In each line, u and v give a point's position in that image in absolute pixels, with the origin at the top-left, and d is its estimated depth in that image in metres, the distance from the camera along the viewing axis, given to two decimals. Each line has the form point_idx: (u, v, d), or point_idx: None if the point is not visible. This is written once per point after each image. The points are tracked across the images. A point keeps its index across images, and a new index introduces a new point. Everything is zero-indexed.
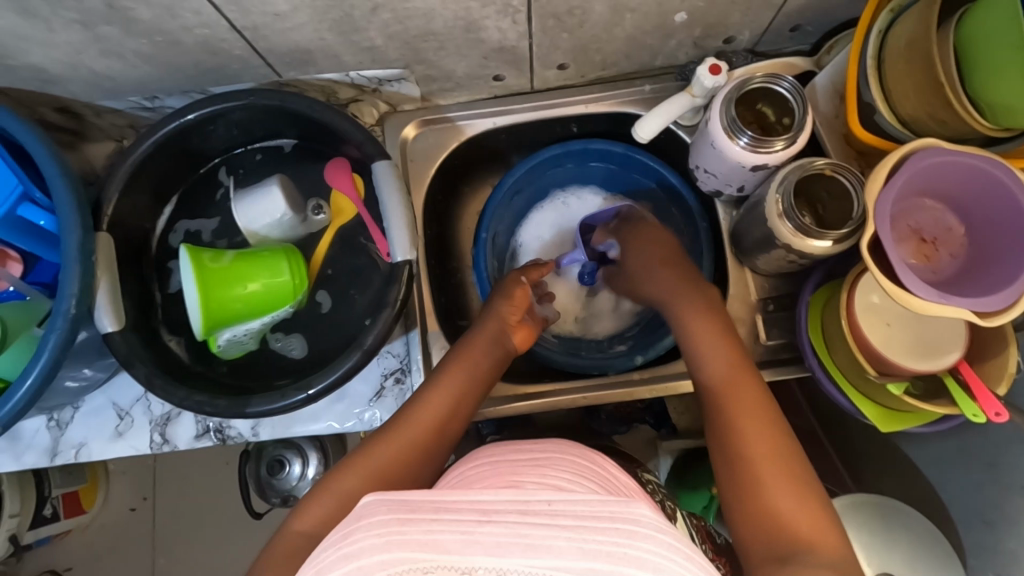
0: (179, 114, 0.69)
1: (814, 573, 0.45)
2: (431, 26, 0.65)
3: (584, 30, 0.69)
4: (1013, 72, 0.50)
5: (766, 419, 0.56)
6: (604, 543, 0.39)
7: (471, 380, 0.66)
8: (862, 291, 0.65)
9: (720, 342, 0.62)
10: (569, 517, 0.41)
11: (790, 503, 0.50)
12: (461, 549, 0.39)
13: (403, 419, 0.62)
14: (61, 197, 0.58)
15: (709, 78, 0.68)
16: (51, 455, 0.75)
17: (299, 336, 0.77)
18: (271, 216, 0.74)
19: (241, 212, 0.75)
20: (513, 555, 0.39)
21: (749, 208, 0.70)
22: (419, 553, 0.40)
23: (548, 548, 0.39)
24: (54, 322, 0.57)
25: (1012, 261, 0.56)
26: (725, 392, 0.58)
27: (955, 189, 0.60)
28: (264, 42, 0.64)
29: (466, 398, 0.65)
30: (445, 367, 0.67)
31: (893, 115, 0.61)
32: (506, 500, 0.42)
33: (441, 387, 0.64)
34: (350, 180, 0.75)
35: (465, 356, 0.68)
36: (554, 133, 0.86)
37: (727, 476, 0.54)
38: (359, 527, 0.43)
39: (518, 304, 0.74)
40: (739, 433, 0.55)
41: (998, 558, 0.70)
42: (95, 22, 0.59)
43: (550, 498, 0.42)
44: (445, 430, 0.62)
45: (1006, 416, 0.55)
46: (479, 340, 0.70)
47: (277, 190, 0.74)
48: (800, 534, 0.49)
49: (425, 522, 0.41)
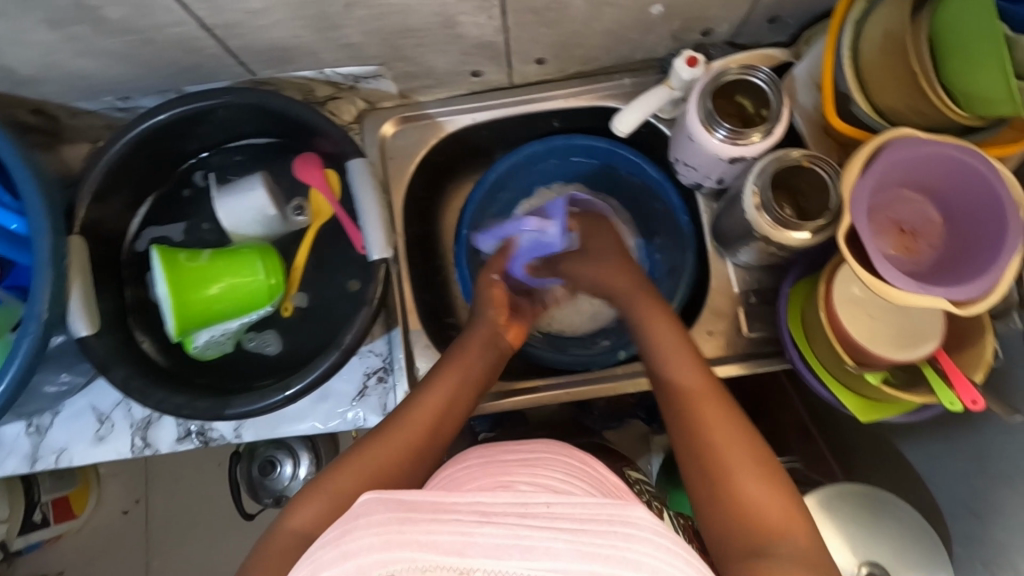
0: (151, 114, 0.68)
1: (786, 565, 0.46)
2: (407, 22, 0.64)
3: (562, 24, 0.68)
4: (988, 65, 0.49)
5: (728, 413, 0.57)
6: (602, 546, 0.40)
7: (467, 386, 0.66)
8: (843, 283, 0.64)
9: (684, 351, 0.63)
10: (567, 520, 0.41)
11: (760, 492, 0.52)
12: (459, 551, 0.39)
13: (398, 421, 0.61)
14: (31, 200, 0.57)
15: (686, 70, 0.68)
16: (31, 461, 0.74)
17: (273, 333, 0.77)
18: (256, 212, 0.74)
19: (225, 208, 0.74)
20: (511, 556, 0.39)
21: (728, 202, 0.70)
22: (418, 553, 0.40)
23: (545, 551, 0.39)
24: (27, 326, 0.56)
25: (988, 252, 0.56)
26: (691, 392, 0.59)
27: (933, 179, 0.60)
28: (238, 40, 0.64)
29: (461, 402, 0.65)
30: (439, 370, 0.66)
31: (870, 106, 0.61)
32: (505, 503, 0.42)
33: (437, 387, 0.64)
34: (322, 174, 0.74)
35: (462, 360, 0.68)
36: (537, 130, 0.86)
37: (700, 483, 0.55)
38: (358, 525, 0.42)
39: (500, 300, 0.75)
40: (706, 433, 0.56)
41: (984, 546, 0.70)
42: (64, 21, 0.58)
43: (548, 500, 0.42)
44: (440, 432, 0.62)
45: (981, 404, 0.56)
46: (472, 343, 0.70)
47: (261, 186, 0.73)
48: (768, 517, 0.50)
49: (425, 522, 0.41)
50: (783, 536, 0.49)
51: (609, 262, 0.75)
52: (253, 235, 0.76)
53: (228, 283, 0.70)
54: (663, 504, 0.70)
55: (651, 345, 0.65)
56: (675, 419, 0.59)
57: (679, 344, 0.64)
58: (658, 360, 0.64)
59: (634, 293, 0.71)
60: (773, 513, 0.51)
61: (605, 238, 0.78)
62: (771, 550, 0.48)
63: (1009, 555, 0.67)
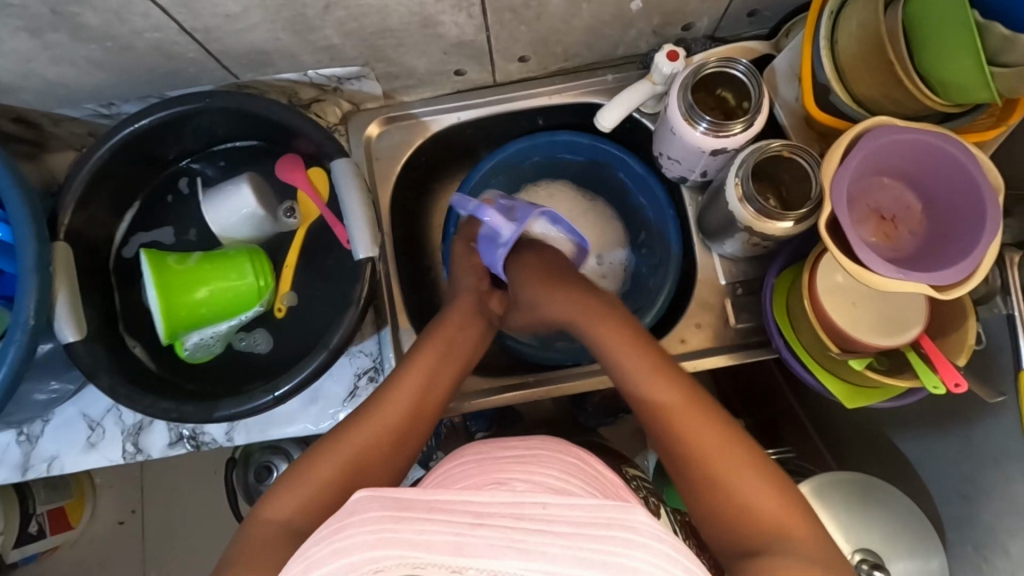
0: (134, 119, 0.68)
1: (792, 561, 0.48)
2: (386, 22, 0.64)
3: (542, 22, 0.68)
4: (963, 52, 0.50)
5: (706, 414, 0.57)
6: (600, 552, 0.40)
7: (447, 359, 0.67)
8: (826, 272, 0.65)
9: (653, 368, 0.61)
10: (563, 524, 0.41)
11: (760, 497, 0.52)
12: (456, 548, 0.40)
13: (380, 398, 0.62)
14: (14, 208, 0.57)
15: (667, 65, 0.68)
16: (22, 469, 0.74)
17: (262, 331, 0.77)
18: (242, 214, 0.74)
19: (212, 213, 0.75)
20: (504, 556, 0.39)
21: (713, 193, 0.70)
22: (409, 551, 0.40)
23: (541, 554, 0.40)
24: (12, 334, 0.57)
25: (968, 236, 0.57)
26: (672, 413, 0.58)
27: (912, 166, 0.60)
28: (218, 44, 0.64)
29: (443, 375, 0.66)
30: (420, 344, 0.67)
31: (849, 96, 0.62)
32: (501, 503, 0.42)
33: (413, 369, 0.64)
34: (305, 173, 0.74)
35: (443, 332, 0.68)
36: (522, 128, 0.87)
37: (693, 488, 0.55)
38: (352, 522, 0.42)
39: (477, 267, 0.74)
40: (695, 447, 0.56)
41: (975, 529, 0.71)
42: (41, 28, 0.58)
43: (545, 501, 0.42)
44: (424, 405, 0.63)
45: (965, 386, 0.57)
46: (455, 319, 0.70)
47: (247, 187, 0.73)
48: (767, 518, 0.51)
49: (417, 522, 0.41)
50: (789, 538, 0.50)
51: (548, 297, 0.69)
52: (243, 238, 0.77)
53: (217, 284, 0.70)
54: (660, 500, 0.71)
55: (615, 361, 0.62)
56: (659, 435, 0.58)
57: (647, 359, 0.61)
58: (625, 376, 0.61)
59: (583, 310, 0.68)
60: (770, 510, 0.52)
61: (540, 263, 0.71)
62: (779, 552, 0.49)
63: (999, 537, 0.67)
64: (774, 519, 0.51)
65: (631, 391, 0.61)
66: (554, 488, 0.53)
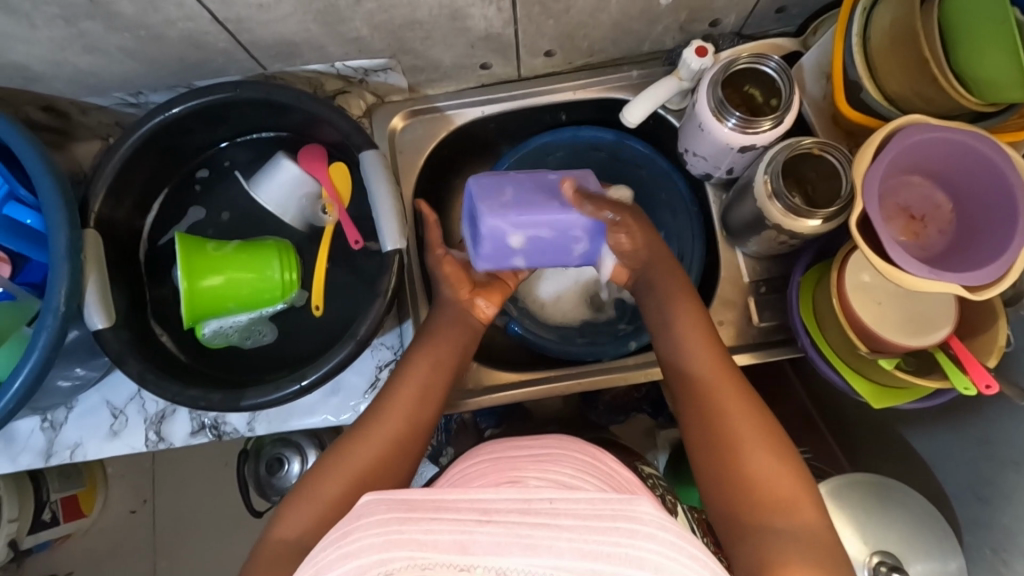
0: (165, 107, 0.68)
1: (789, 543, 0.49)
2: (416, 14, 0.64)
3: (570, 16, 0.68)
4: (1001, 48, 0.49)
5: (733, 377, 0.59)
6: (605, 544, 0.39)
7: (437, 373, 0.65)
8: (854, 270, 0.65)
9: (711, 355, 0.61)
10: (569, 517, 0.40)
11: (770, 468, 0.54)
12: (461, 548, 0.39)
13: (381, 412, 0.62)
14: (46, 196, 0.58)
15: (696, 61, 0.68)
16: (46, 455, 0.75)
17: (270, 323, 0.76)
18: (292, 187, 0.76)
19: (264, 193, 0.77)
20: (512, 553, 0.39)
21: (739, 190, 0.70)
22: (418, 552, 0.39)
23: (548, 548, 0.39)
24: (44, 320, 0.57)
25: (1000, 235, 0.56)
26: (707, 377, 0.59)
27: (942, 164, 0.60)
28: (248, 34, 0.64)
29: (438, 386, 0.64)
30: (413, 357, 0.66)
31: (880, 92, 0.62)
32: (507, 499, 0.41)
33: (412, 372, 0.64)
34: (325, 167, 0.75)
35: (432, 342, 0.67)
36: (544, 123, 0.87)
37: (707, 453, 0.57)
38: (358, 525, 0.42)
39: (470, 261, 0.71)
40: (732, 436, 0.56)
41: (993, 535, 0.70)
42: (77, 17, 0.58)
43: (552, 496, 0.41)
44: (421, 413, 0.63)
45: (996, 389, 0.57)
46: (444, 323, 0.68)
47: (286, 161, 0.75)
48: (774, 494, 0.53)
49: (425, 521, 0.41)
50: (790, 514, 0.52)
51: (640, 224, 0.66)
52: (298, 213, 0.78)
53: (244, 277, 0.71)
54: (676, 497, 0.70)
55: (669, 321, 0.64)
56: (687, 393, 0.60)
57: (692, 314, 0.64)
58: (681, 354, 0.62)
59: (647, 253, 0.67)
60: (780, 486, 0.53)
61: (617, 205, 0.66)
62: (778, 530, 0.51)
63: (1018, 541, 0.67)
64: (782, 492, 0.53)
65: (670, 340, 0.63)
66: (568, 485, 0.53)
